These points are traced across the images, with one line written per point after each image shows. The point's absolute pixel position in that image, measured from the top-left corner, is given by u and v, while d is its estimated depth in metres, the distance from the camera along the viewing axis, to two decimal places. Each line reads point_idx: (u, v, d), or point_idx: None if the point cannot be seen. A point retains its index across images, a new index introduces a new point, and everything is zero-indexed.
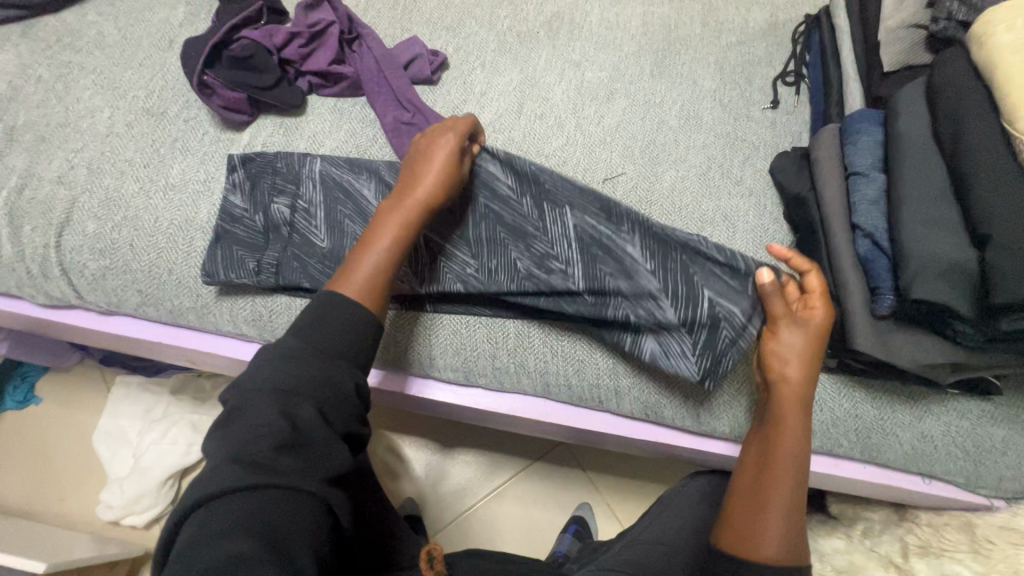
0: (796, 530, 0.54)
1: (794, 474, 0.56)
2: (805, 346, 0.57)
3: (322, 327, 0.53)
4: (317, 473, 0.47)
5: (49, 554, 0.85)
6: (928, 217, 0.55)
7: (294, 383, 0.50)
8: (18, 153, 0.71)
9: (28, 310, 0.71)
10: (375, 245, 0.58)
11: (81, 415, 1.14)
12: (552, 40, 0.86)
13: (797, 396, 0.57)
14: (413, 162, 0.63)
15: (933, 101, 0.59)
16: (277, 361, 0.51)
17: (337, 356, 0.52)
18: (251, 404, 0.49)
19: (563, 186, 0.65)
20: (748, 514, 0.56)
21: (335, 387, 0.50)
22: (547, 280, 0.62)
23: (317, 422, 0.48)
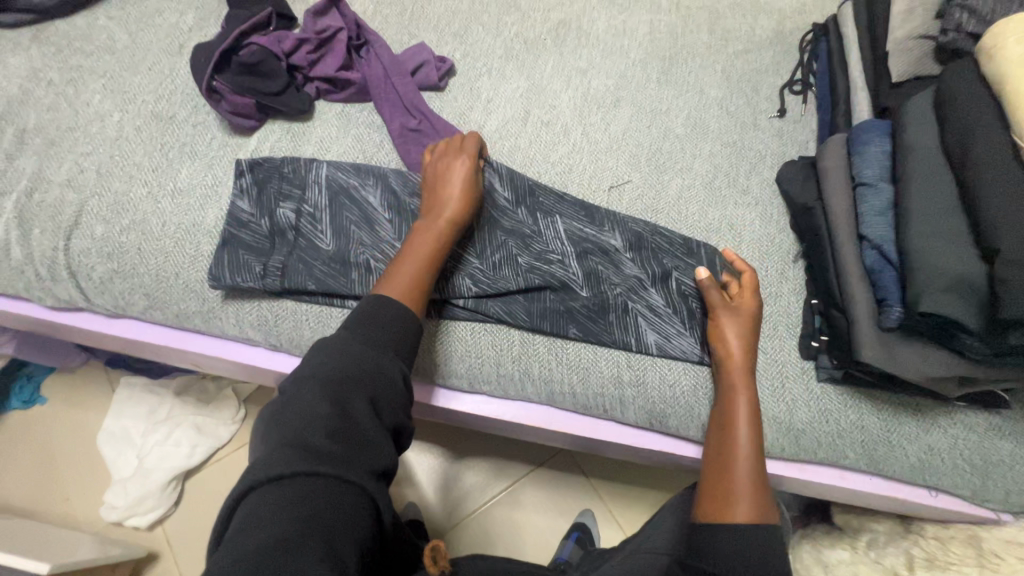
0: (762, 489, 0.55)
1: (752, 439, 0.58)
2: (743, 326, 0.62)
3: (374, 324, 0.54)
4: (366, 466, 0.46)
5: (53, 554, 0.85)
6: (936, 229, 0.54)
7: (346, 375, 0.50)
8: (28, 156, 0.71)
9: (35, 312, 0.72)
10: (415, 253, 0.62)
11: (86, 416, 1.14)
12: (559, 47, 0.86)
13: (741, 370, 0.61)
14: (438, 177, 0.67)
15: (942, 113, 0.58)
16: (333, 348, 0.52)
17: (383, 351, 0.53)
18: (305, 394, 0.48)
19: (552, 197, 0.73)
20: (718, 482, 0.57)
21: (386, 377, 0.51)
22: (550, 273, 0.67)
23: (365, 415, 0.48)
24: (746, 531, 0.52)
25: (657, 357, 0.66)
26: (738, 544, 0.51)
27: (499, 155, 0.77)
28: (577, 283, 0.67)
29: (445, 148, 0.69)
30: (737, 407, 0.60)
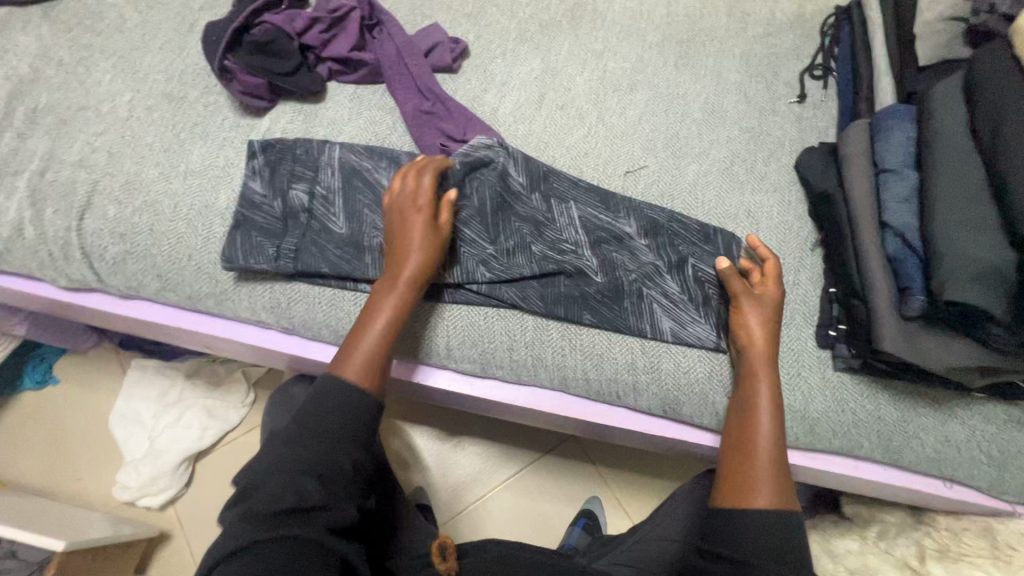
0: (783, 476, 0.55)
1: (774, 427, 0.57)
2: (766, 314, 0.61)
3: (323, 414, 0.55)
4: (319, 525, 0.51)
5: (69, 532, 0.87)
6: (963, 217, 0.53)
7: (296, 461, 0.53)
8: (40, 136, 0.71)
9: (47, 292, 0.72)
10: (373, 328, 0.60)
11: (98, 398, 1.15)
12: (575, 29, 0.84)
13: (765, 357, 0.60)
14: (395, 233, 0.63)
15: (972, 97, 0.57)
16: (285, 437, 0.55)
17: (332, 438, 0.55)
18: (261, 475, 0.53)
19: (567, 184, 0.72)
20: (737, 468, 0.56)
21: (333, 462, 0.54)
22: (564, 260, 0.66)
23: (315, 487, 0.52)
24: (765, 521, 0.52)
25: (673, 344, 0.65)
26: (756, 533, 0.52)
27: (513, 139, 0.76)
28: (592, 270, 0.66)
29: (401, 194, 0.63)
30: (759, 393, 0.58)
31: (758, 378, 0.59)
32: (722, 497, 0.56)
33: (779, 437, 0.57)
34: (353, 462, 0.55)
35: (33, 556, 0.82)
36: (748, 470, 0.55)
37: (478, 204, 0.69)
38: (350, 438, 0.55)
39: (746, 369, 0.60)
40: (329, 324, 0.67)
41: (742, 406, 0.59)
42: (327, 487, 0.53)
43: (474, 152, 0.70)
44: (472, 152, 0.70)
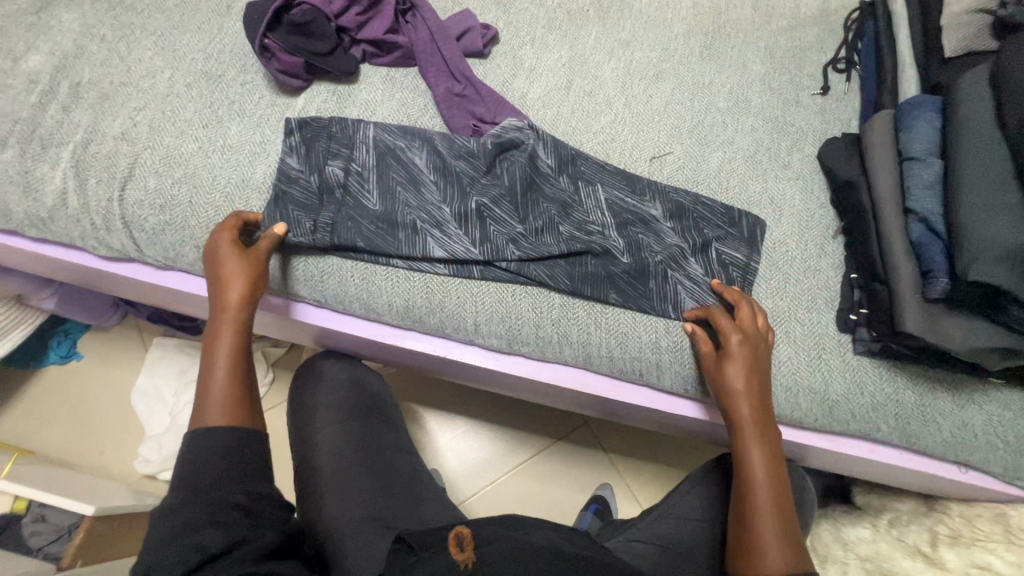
0: (791, 539, 0.55)
1: (773, 492, 0.57)
2: (746, 372, 0.59)
3: (200, 472, 0.53)
4: (239, 560, 0.48)
5: (96, 499, 0.89)
6: (989, 202, 0.54)
7: (183, 526, 0.49)
8: (83, 110, 0.73)
9: (87, 261, 0.74)
10: (215, 373, 0.59)
11: (120, 374, 1.17)
12: (602, 18, 0.86)
13: (753, 420, 0.59)
14: (212, 281, 0.62)
15: (998, 86, 0.58)
16: (163, 512, 0.50)
17: (219, 484, 0.52)
18: (151, 557, 0.47)
19: (594, 167, 0.73)
20: (744, 537, 0.56)
21: (226, 501, 0.51)
22: (590, 241, 0.68)
23: (217, 533, 0.49)
24: None
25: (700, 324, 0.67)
26: None
27: (542, 124, 0.77)
28: (618, 251, 0.68)
29: (211, 245, 0.64)
30: (753, 458, 0.59)
31: (747, 438, 0.59)
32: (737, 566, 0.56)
33: (780, 497, 0.57)
34: (249, 492, 0.53)
35: (61, 520, 0.85)
36: (754, 540, 0.55)
37: (506, 185, 0.71)
38: (238, 479, 0.54)
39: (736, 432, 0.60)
40: (361, 297, 0.70)
41: (742, 472, 0.59)
42: (229, 527, 0.50)
43: (505, 133, 0.72)
44: (503, 133, 0.72)
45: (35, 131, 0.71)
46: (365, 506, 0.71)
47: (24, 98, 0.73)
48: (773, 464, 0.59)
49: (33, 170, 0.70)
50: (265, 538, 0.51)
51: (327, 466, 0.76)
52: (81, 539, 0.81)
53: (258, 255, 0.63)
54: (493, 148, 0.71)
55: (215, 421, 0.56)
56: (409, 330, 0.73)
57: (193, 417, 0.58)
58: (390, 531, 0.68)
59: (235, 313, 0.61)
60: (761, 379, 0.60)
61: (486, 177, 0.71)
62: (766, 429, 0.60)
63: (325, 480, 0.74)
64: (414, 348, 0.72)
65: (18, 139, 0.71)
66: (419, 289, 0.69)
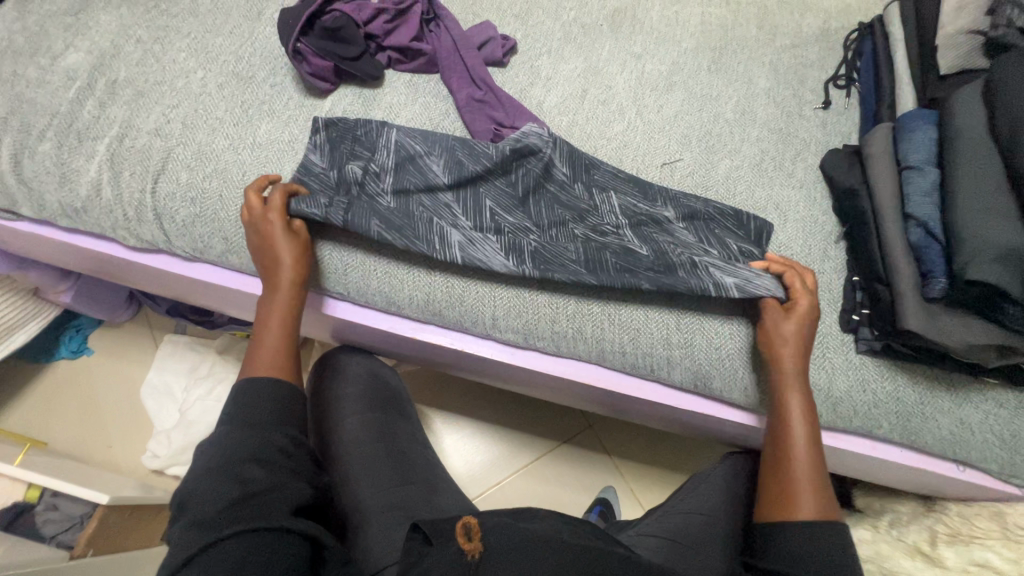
0: (821, 486, 0.60)
1: (808, 440, 0.62)
2: (800, 329, 0.63)
3: (254, 405, 0.58)
4: (278, 507, 0.50)
5: (108, 489, 0.90)
6: (984, 205, 0.58)
7: (234, 456, 0.53)
8: (118, 106, 0.76)
9: (114, 251, 0.76)
10: (271, 330, 0.65)
11: (131, 370, 1.18)
12: (615, 33, 0.90)
13: (796, 373, 0.63)
14: (259, 240, 0.67)
15: (990, 100, 0.62)
16: (211, 443, 0.55)
17: (269, 428, 0.57)
18: (196, 484, 0.51)
19: (604, 176, 0.76)
20: (782, 479, 0.61)
21: (272, 443, 0.55)
22: (605, 243, 0.70)
23: (261, 472, 0.52)
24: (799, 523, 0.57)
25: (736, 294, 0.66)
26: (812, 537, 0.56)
27: (557, 130, 0.81)
28: (636, 246, 0.70)
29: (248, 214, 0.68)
30: (791, 405, 0.63)
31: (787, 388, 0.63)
32: (769, 506, 0.61)
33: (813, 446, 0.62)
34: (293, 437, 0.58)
35: (74, 509, 0.86)
36: (792, 480, 0.60)
37: (524, 189, 0.73)
38: (283, 423, 0.58)
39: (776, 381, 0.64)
40: (382, 291, 0.72)
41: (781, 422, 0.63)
42: (273, 470, 0.53)
43: (524, 139, 0.74)
44: (522, 139, 0.74)
45: (72, 125, 0.74)
46: (384, 494, 0.72)
47: (63, 94, 0.76)
48: (809, 415, 0.63)
49: (69, 162, 0.73)
50: (301, 489, 0.54)
51: (346, 453, 0.77)
52: (94, 527, 0.82)
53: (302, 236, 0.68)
54: (511, 151, 0.73)
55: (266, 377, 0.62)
56: (428, 324, 0.75)
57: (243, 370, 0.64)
58: (409, 519, 0.69)
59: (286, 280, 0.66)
60: (809, 338, 0.64)
61: (506, 184, 0.74)
62: (805, 383, 0.64)
63: (345, 465, 0.76)
64: (432, 341, 0.75)
65: (56, 132, 0.74)
66: (440, 285, 0.71)
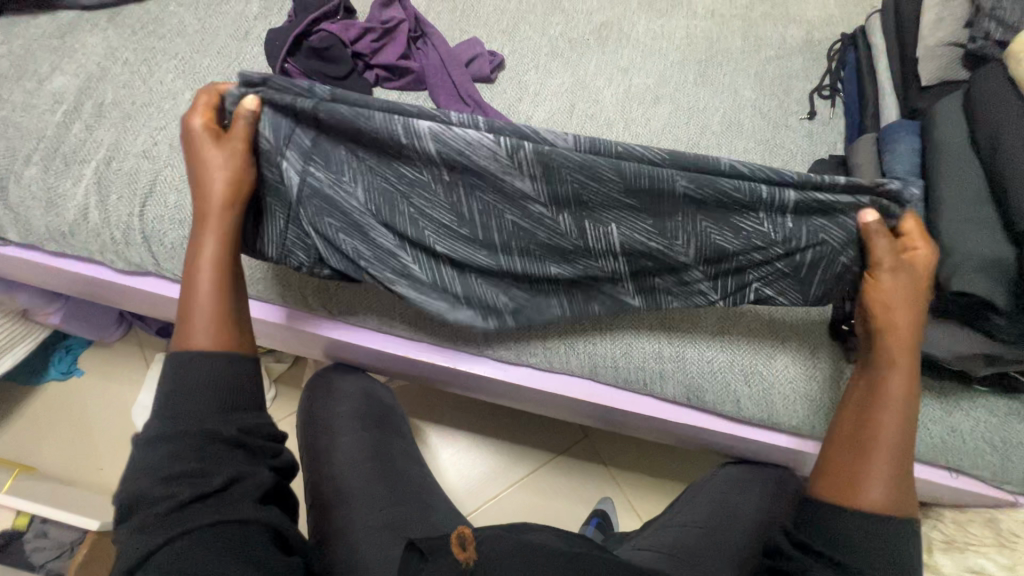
0: (904, 477, 0.54)
1: (900, 419, 0.55)
2: (918, 294, 0.56)
3: (186, 399, 0.53)
4: (235, 502, 0.51)
5: (98, 514, 0.88)
6: (968, 216, 0.58)
7: (174, 453, 0.50)
8: (105, 128, 0.75)
9: (103, 274, 0.75)
10: (203, 285, 0.57)
11: (122, 390, 1.17)
12: (602, 47, 0.91)
13: (907, 345, 0.56)
14: (192, 175, 0.57)
15: (970, 111, 0.63)
16: (148, 439, 0.51)
17: (213, 417, 0.53)
18: (138, 484, 0.49)
19: (540, 315, 0.66)
20: (858, 456, 0.55)
21: (218, 436, 0.52)
22: (633, 258, 0.62)
23: (213, 468, 0.51)
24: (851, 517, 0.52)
25: (843, 194, 0.56)
26: (872, 537, 0.50)
27: None
28: (629, 295, 0.66)
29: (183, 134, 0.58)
30: (893, 379, 0.56)
31: (893, 358, 0.57)
32: (829, 484, 0.55)
33: (905, 432, 0.55)
34: (239, 427, 0.53)
35: (63, 536, 0.85)
36: (873, 461, 0.54)
37: (456, 293, 0.64)
38: (228, 407, 0.54)
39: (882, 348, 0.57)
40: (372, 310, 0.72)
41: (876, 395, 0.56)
42: (223, 463, 0.52)
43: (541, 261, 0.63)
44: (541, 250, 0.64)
45: (58, 148, 0.74)
46: (377, 514, 0.71)
47: (49, 118, 0.75)
48: (910, 395, 0.56)
49: (55, 185, 0.72)
50: (257, 479, 0.53)
51: (339, 473, 0.76)
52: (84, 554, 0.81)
53: (241, 142, 0.57)
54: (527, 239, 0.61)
55: (204, 344, 0.55)
56: (420, 342, 0.75)
57: (177, 336, 0.57)
58: (405, 539, 0.68)
59: (223, 227, 0.57)
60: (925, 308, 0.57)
61: (429, 284, 0.63)
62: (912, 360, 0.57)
63: (338, 486, 0.75)
64: (424, 359, 0.74)
65: (42, 155, 0.73)
66: None
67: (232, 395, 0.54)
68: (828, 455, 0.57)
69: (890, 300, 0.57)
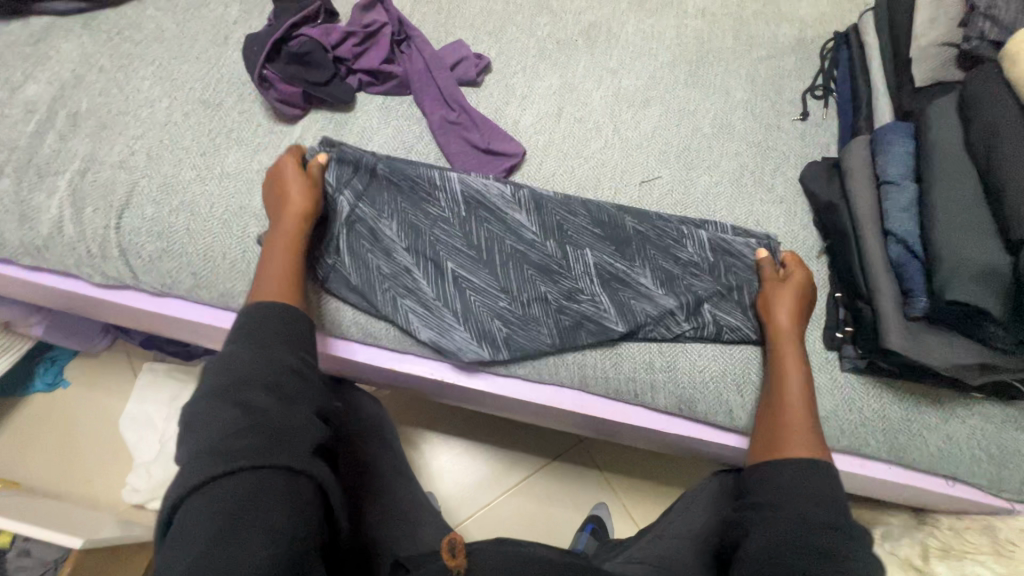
0: (813, 433, 0.60)
1: (803, 389, 0.63)
2: (796, 292, 0.67)
3: (260, 327, 0.56)
4: (288, 444, 0.48)
5: (83, 531, 0.87)
6: (964, 223, 0.57)
7: (242, 379, 0.51)
8: (80, 138, 0.74)
9: (80, 288, 0.73)
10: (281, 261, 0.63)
11: (109, 401, 1.15)
12: (591, 48, 0.89)
13: (794, 330, 0.65)
14: (278, 185, 0.68)
15: (965, 114, 0.61)
16: (217, 363, 0.53)
17: (279, 346, 0.55)
18: (202, 407, 0.50)
19: (532, 342, 0.67)
20: (775, 426, 0.62)
21: (283, 364, 0.53)
22: (607, 284, 0.70)
23: (271, 401, 0.50)
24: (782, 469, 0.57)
25: (735, 236, 0.73)
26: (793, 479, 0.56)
27: (533, 149, 0.80)
28: (611, 319, 0.68)
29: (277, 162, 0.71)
30: (789, 358, 0.64)
31: (785, 340, 0.65)
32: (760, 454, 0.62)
33: (809, 399, 0.62)
34: (301, 357, 0.56)
35: (47, 554, 0.84)
36: (784, 425, 0.61)
37: (456, 310, 0.68)
38: (288, 342, 0.56)
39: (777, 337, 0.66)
40: (359, 323, 0.71)
41: (779, 375, 0.64)
42: (281, 399, 0.51)
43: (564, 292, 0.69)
44: (554, 278, 0.70)
45: (32, 159, 0.72)
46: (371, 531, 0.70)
47: (21, 128, 0.73)
48: (807, 368, 0.64)
49: (29, 198, 0.70)
50: (311, 426, 0.51)
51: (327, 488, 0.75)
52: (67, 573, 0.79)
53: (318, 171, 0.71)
54: (535, 268, 0.70)
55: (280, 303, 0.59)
56: (407, 354, 0.73)
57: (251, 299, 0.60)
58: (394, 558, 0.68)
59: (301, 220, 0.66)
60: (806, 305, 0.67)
61: (434, 299, 0.69)
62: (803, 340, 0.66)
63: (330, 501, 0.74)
64: (411, 371, 0.72)
65: (15, 167, 0.71)
66: None
67: (299, 335, 0.57)
68: (758, 434, 0.64)
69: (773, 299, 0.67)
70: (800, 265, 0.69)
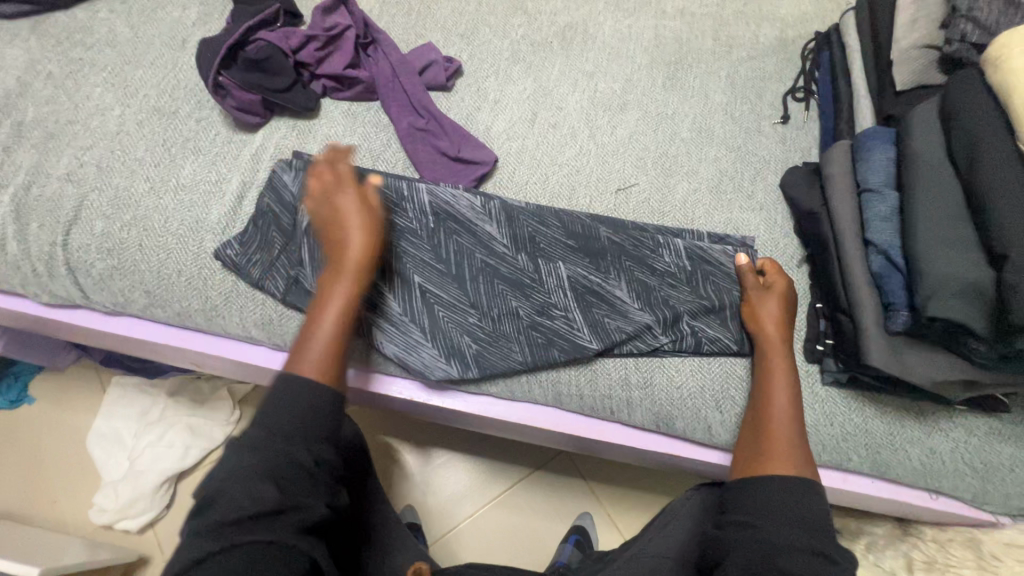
0: (799, 450, 0.58)
1: (790, 404, 0.60)
2: (780, 302, 0.65)
3: (281, 417, 0.51)
4: (287, 526, 0.47)
5: (42, 558, 0.83)
6: (945, 236, 0.55)
7: (252, 467, 0.48)
8: (25, 150, 0.70)
9: (29, 308, 0.70)
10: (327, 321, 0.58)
11: (75, 417, 1.11)
12: (566, 50, 0.86)
13: (780, 342, 0.63)
14: (328, 224, 0.62)
15: (946, 120, 0.59)
16: (235, 441, 0.51)
17: (292, 441, 0.51)
18: (211, 486, 0.48)
19: (502, 362, 0.64)
20: (760, 443, 0.59)
21: (294, 459, 0.50)
22: (581, 298, 0.67)
23: (275, 491, 0.48)
24: (765, 487, 0.55)
25: (713, 244, 0.72)
26: (774, 500, 0.54)
27: (506, 156, 0.77)
28: (584, 336, 0.65)
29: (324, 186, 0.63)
30: (774, 371, 0.62)
31: (772, 354, 0.63)
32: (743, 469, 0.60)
33: (795, 414, 0.60)
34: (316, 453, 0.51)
35: None
36: (771, 440, 0.59)
37: (423, 327, 0.65)
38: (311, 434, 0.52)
39: (764, 352, 0.64)
40: None
41: (763, 390, 0.62)
42: (288, 490, 0.48)
43: (535, 307, 0.66)
44: (525, 291, 0.67)
45: None
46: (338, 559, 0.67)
47: None
48: (793, 381, 0.62)
49: None
50: (313, 509, 0.49)
51: None
52: None
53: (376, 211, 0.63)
54: (505, 283, 0.67)
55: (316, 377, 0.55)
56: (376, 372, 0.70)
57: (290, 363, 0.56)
58: None
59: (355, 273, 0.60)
60: (791, 316, 0.65)
61: (401, 316, 0.65)
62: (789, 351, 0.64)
63: None
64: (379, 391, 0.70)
65: None
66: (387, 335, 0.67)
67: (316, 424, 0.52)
68: (741, 449, 0.62)
69: (759, 311, 0.65)
70: (780, 275, 0.67)
